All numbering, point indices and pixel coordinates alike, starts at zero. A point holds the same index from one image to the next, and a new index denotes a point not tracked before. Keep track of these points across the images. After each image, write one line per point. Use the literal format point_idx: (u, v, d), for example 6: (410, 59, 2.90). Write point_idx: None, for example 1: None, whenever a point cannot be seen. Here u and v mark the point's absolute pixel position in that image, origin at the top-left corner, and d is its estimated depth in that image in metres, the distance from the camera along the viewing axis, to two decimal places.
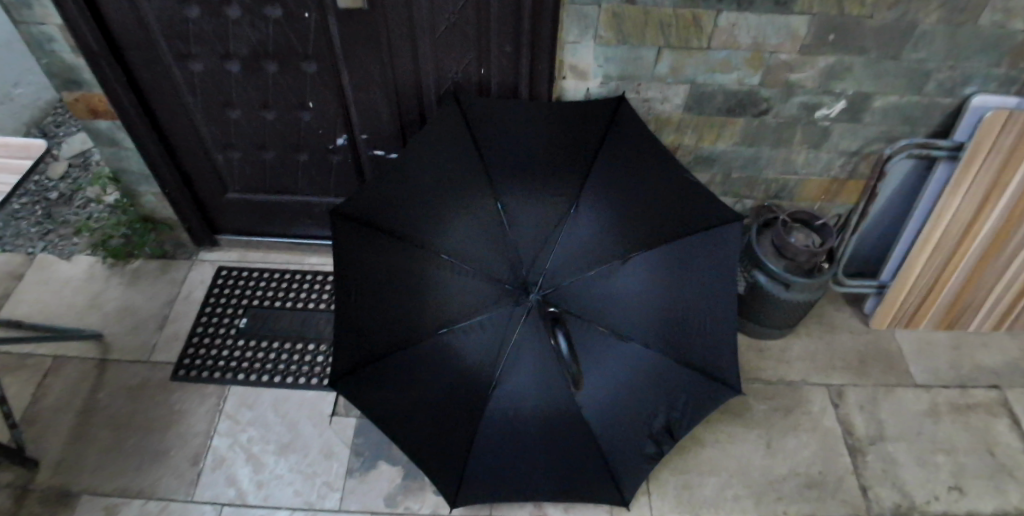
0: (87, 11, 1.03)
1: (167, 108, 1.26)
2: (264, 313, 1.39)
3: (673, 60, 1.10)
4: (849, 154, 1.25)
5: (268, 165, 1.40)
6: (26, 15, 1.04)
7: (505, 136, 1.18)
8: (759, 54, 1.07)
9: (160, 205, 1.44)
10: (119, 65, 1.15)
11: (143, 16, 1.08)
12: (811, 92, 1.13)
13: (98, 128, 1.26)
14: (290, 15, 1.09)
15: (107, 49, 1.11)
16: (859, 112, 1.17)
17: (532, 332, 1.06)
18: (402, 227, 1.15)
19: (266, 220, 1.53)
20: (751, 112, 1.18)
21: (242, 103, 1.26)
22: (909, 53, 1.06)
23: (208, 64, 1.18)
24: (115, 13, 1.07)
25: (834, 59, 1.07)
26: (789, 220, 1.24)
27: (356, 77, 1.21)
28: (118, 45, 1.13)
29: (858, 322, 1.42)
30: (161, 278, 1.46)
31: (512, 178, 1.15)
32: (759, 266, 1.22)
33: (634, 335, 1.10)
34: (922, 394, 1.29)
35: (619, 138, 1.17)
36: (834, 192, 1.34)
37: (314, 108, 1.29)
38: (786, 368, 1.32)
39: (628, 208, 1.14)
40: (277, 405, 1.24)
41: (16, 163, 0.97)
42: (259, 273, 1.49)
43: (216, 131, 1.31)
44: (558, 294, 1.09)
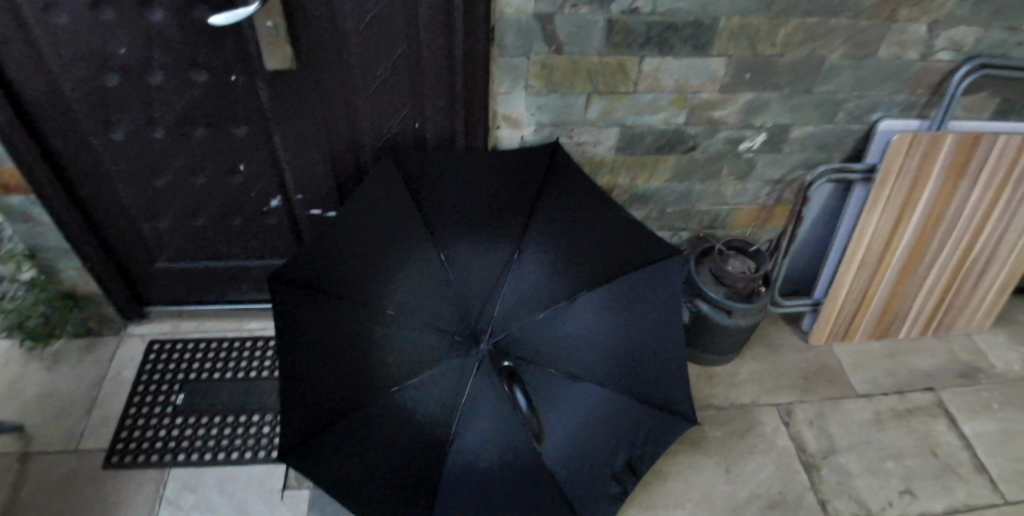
0: None
1: (87, 180, 1.20)
2: (203, 387, 1.31)
3: (603, 106, 1.14)
4: (773, 183, 1.32)
5: (201, 230, 1.35)
6: None
7: (445, 188, 1.18)
8: (682, 96, 1.12)
9: (82, 280, 1.35)
10: (33, 138, 1.08)
11: (58, 87, 1.03)
12: (734, 127, 1.19)
13: (10, 204, 1.17)
14: (217, 79, 1.07)
15: (19, 122, 1.05)
16: (779, 143, 1.24)
17: (486, 384, 1.06)
18: (345, 286, 1.11)
19: (201, 287, 1.46)
20: (680, 150, 1.22)
21: (169, 170, 1.22)
22: (818, 87, 1.14)
23: (130, 132, 1.13)
24: (27, 86, 1.01)
25: (752, 96, 1.14)
26: (724, 249, 1.29)
27: (289, 138, 1.19)
28: (30, 117, 1.06)
29: (799, 339, 1.48)
30: (85, 359, 1.38)
31: (455, 229, 1.15)
32: (701, 295, 1.25)
33: (587, 376, 1.11)
34: (865, 403, 1.35)
35: (558, 182, 1.19)
36: (763, 220, 1.41)
37: (246, 171, 1.25)
38: (736, 392, 1.36)
39: (571, 250, 1.16)
40: (221, 485, 1.16)
41: None
42: (196, 344, 1.41)
43: (143, 199, 1.26)
44: (509, 342, 1.09)
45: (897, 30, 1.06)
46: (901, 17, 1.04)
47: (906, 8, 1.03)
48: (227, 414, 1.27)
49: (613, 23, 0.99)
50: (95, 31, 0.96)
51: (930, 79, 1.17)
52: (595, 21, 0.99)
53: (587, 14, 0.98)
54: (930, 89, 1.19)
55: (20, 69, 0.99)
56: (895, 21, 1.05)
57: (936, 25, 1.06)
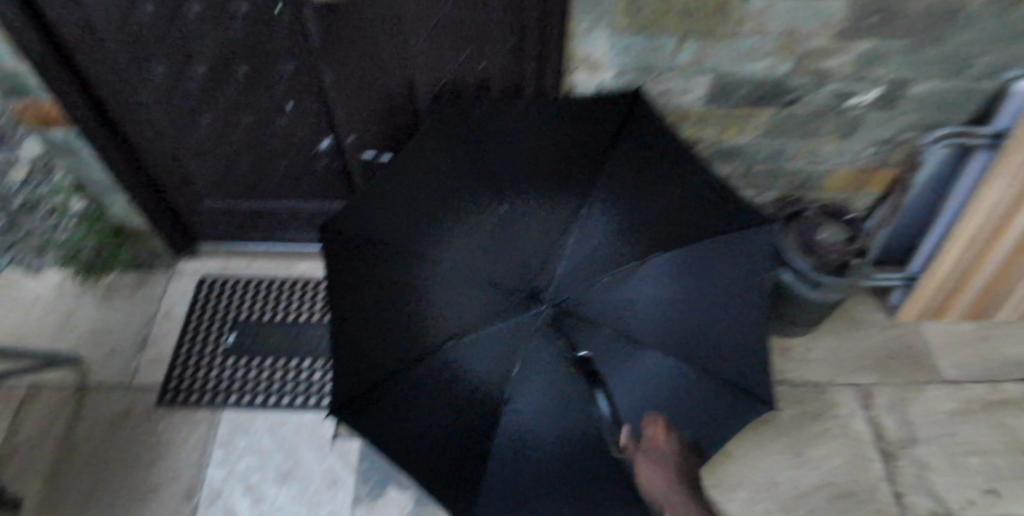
0: (24, 15, 0.90)
1: (129, 115, 1.14)
2: (254, 328, 1.29)
3: (697, 49, 0.98)
4: (879, 144, 1.16)
5: (248, 171, 1.30)
6: None
7: (507, 137, 1.07)
8: (790, 41, 0.96)
9: (131, 216, 1.32)
10: (68, 71, 1.01)
11: (90, 18, 0.95)
12: (845, 80, 1.04)
13: (54, 138, 1.12)
14: (259, 10, 0.97)
15: (50, 51, 0.97)
16: (893, 100, 1.07)
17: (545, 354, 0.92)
18: (397, 238, 1.05)
19: (251, 227, 1.42)
20: (778, 102, 1.08)
21: (212, 109, 1.15)
22: (953, 38, 0.96)
23: (169, 68, 1.05)
24: (56, 15, 0.93)
25: (871, 45, 0.97)
26: (816, 214, 1.16)
27: (339, 76, 1.10)
28: (63, 46, 0.99)
29: (882, 315, 1.35)
30: (137, 295, 1.36)
31: (514, 179, 1.04)
32: (785, 264, 1.14)
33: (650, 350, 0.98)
34: (951, 392, 1.24)
35: (632, 133, 1.05)
36: (861, 183, 1.26)
37: (294, 111, 1.17)
38: (811, 369, 1.26)
39: (642, 210, 1.01)
40: (272, 429, 1.16)
41: None
42: (246, 283, 1.39)
43: (186, 137, 1.20)
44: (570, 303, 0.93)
45: None
46: None
47: None
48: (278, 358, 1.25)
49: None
50: None
51: None
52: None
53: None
54: None
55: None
56: None
57: None
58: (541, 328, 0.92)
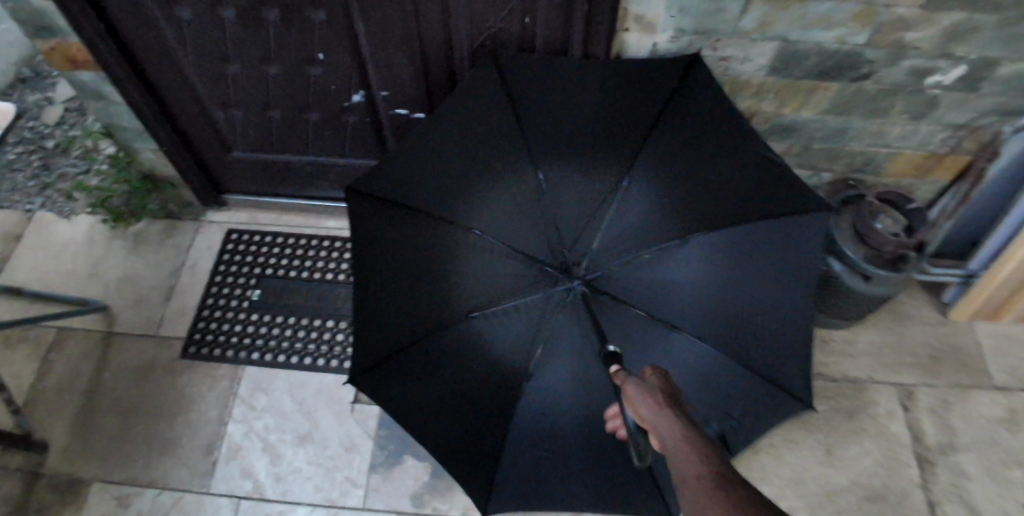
0: None
1: (156, 61, 1.10)
2: (278, 286, 1.28)
3: (764, 13, 0.89)
4: (953, 128, 1.06)
5: (277, 123, 1.26)
6: None
7: (547, 105, 1.01)
8: (869, 9, 0.86)
9: (160, 164, 1.29)
10: (93, 11, 0.98)
11: None
12: (925, 56, 0.94)
13: (82, 80, 1.10)
14: None
15: None
16: (977, 81, 0.97)
17: (571, 333, 0.87)
18: (428, 205, 1.00)
19: (280, 181, 1.40)
20: (847, 77, 0.99)
21: (241, 56, 1.10)
22: None
23: (195, 10, 1.00)
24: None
25: (961, 17, 0.86)
26: (875, 201, 1.08)
27: (373, 27, 1.04)
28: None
29: (933, 312, 1.27)
30: (165, 244, 1.36)
31: (553, 148, 0.97)
32: (835, 253, 1.07)
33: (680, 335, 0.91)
34: (1001, 399, 1.16)
35: (682, 108, 0.98)
36: (928, 169, 1.16)
37: (325, 63, 1.12)
38: (850, 364, 1.20)
39: (687, 187, 0.94)
40: (293, 389, 1.16)
41: None
42: (271, 239, 1.37)
43: (214, 85, 1.16)
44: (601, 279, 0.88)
45: None
46: None
47: None
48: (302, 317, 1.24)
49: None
50: None
51: None
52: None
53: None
54: None
55: None
56: None
57: None
58: (570, 306, 0.87)
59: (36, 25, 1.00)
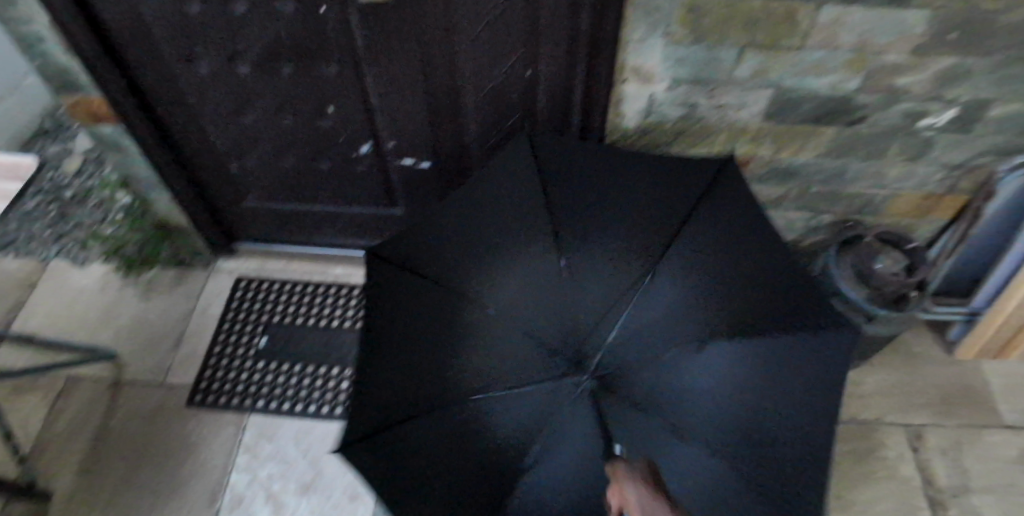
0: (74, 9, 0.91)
1: (174, 113, 1.15)
2: (286, 332, 1.29)
3: (758, 64, 0.92)
4: (950, 168, 1.08)
5: (288, 172, 1.29)
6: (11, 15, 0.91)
7: (582, 172, 0.91)
8: (860, 57, 0.90)
9: (173, 213, 1.33)
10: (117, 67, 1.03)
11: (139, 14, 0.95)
12: (917, 100, 0.97)
13: (102, 133, 1.14)
14: (306, 12, 0.95)
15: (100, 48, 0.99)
16: (969, 123, 0.99)
17: (589, 427, 0.68)
18: (446, 262, 0.86)
19: (289, 228, 1.43)
20: (842, 121, 1.02)
21: (255, 109, 1.14)
22: None
23: (213, 66, 1.05)
24: (103, 10, 0.94)
25: (950, 63, 0.89)
26: (875, 241, 1.09)
27: (381, 79, 1.08)
28: (111, 42, 1.00)
29: (939, 351, 1.26)
30: (175, 290, 1.38)
31: (586, 214, 0.86)
32: (837, 294, 1.08)
33: (704, 471, 0.68)
34: (1013, 438, 1.15)
35: (728, 183, 0.87)
36: (927, 209, 1.18)
37: (335, 114, 1.16)
38: (859, 405, 1.19)
39: (741, 273, 0.77)
40: (299, 436, 1.15)
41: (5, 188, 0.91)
42: (278, 286, 1.39)
43: (228, 136, 1.20)
44: (626, 379, 0.70)
45: None
46: None
47: None
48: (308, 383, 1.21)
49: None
50: None
51: None
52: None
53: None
54: None
55: None
56: None
57: None
58: (575, 389, 0.70)
59: (59, 81, 1.04)
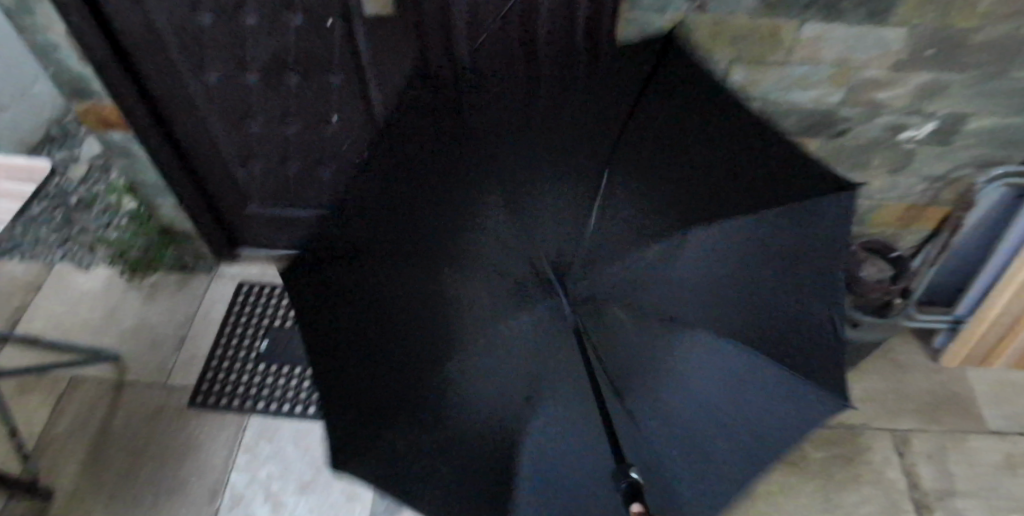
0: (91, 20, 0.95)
1: (183, 119, 1.18)
2: (286, 335, 1.32)
3: (745, 78, 0.96)
4: (931, 180, 1.12)
5: (292, 179, 1.33)
6: (28, 24, 0.95)
7: (629, 94, 0.66)
8: (843, 71, 0.93)
9: (177, 219, 1.36)
10: (128, 75, 1.06)
11: (151, 22, 0.99)
12: (898, 113, 1.00)
13: (111, 140, 1.17)
14: (313, 24, 1.00)
15: (112, 56, 1.02)
16: (949, 135, 1.03)
17: (556, 445, 0.49)
18: (426, 195, 0.57)
19: (291, 235, 1.46)
20: (827, 133, 1.05)
21: (263, 116, 1.18)
22: (1018, 72, 0.91)
23: (223, 73, 1.09)
24: (120, 21, 0.98)
25: (928, 78, 0.93)
26: (861, 250, 1.11)
27: (384, 92, 1.12)
28: (126, 52, 1.04)
29: (925, 359, 1.29)
30: (178, 294, 1.41)
31: (626, 157, 0.60)
32: None
33: (648, 484, 0.48)
34: (997, 444, 1.17)
35: (809, 176, 0.61)
36: (910, 219, 1.21)
37: (339, 123, 1.20)
38: (846, 410, 1.21)
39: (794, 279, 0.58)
40: (298, 437, 1.18)
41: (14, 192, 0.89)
42: (280, 291, 1.42)
43: (234, 142, 1.24)
44: (636, 398, 0.50)
45: None
46: None
47: None
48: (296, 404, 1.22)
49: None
50: None
51: None
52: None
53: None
54: None
55: (115, 1, 0.95)
56: None
57: None
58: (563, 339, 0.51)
59: (75, 88, 1.07)
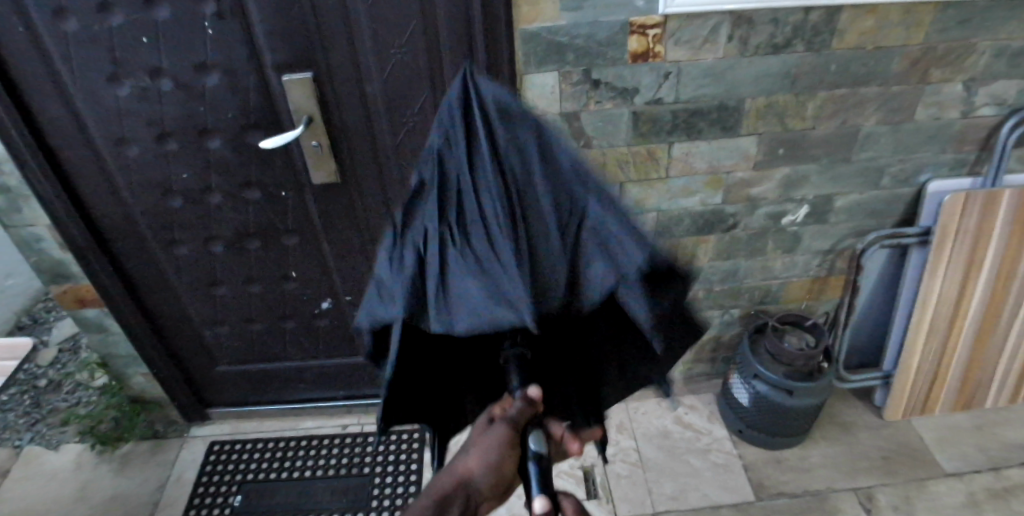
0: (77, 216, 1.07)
1: (158, 295, 1.24)
2: (260, 487, 1.32)
3: (637, 194, 1.12)
4: (823, 253, 1.26)
5: (260, 336, 1.34)
6: (17, 220, 1.06)
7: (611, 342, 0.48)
8: (716, 177, 1.11)
9: (149, 385, 1.38)
10: (107, 259, 1.15)
11: (129, 215, 1.11)
12: (774, 203, 1.17)
13: (87, 316, 1.23)
14: (270, 198, 1.10)
15: (93, 245, 1.12)
16: (824, 214, 1.20)
17: None
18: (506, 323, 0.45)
19: (257, 390, 1.45)
20: (721, 228, 1.19)
21: (228, 280, 1.22)
22: (856, 155, 1.11)
23: (192, 248, 1.16)
24: (103, 214, 1.10)
25: (789, 170, 1.12)
26: (779, 324, 1.23)
27: (338, 246, 1.18)
28: (106, 241, 1.14)
29: (872, 416, 1.38)
30: (150, 462, 1.40)
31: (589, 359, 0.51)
32: (759, 375, 1.19)
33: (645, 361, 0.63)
34: (957, 485, 1.22)
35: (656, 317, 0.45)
36: (818, 291, 1.32)
37: (298, 277, 1.24)
38: (810, 477, 1.25)
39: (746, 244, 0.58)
40: None
41: None
42: (256, 445, 1.42)
43: (196, 310, 1.27)
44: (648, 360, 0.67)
45: (932, 91, 1.04)
46: (933, 78, 1.02)
47: (940, 69, 1.01)
48: (141, 160, 1.02)
49: (574, 123, 1.00)
50: (160, 160, 1.02)
51: (977, 135, 1.12)
52: (544, 79, 0.94)
53: (534, 21, 0.87)
54: (979, 145, 1.14)
55: (97, 199, 1.07)
56: (929, 83, 1.03)
57: (973, 82, 1.04)
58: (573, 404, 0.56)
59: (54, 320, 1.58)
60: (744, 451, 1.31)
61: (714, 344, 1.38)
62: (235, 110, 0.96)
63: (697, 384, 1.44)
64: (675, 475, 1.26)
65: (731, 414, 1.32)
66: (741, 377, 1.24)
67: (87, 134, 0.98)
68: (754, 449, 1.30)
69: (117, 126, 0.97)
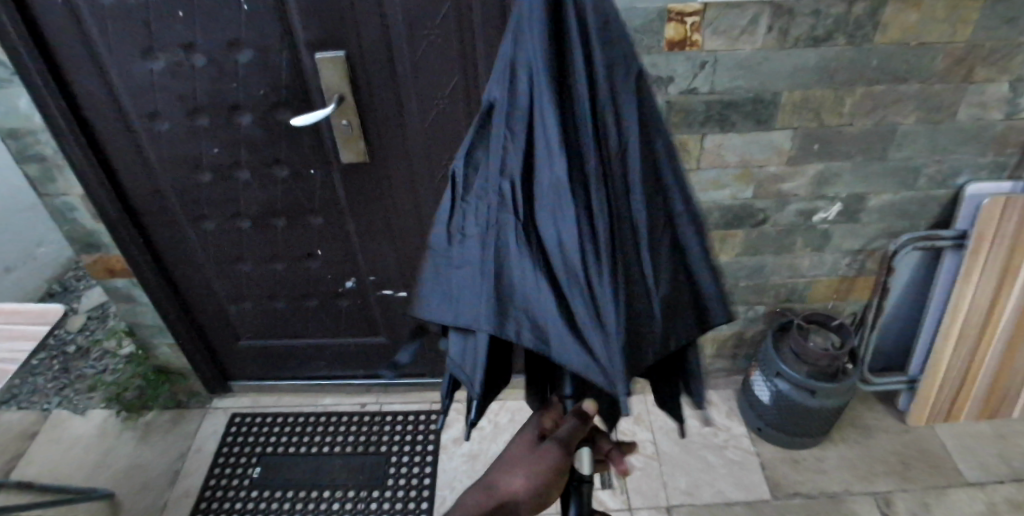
0: (108, 187, 1.08)
1: (184, 268, 1.26)
2: (279, 461, 1.34)
3: None
4: (852, 253, 1.23)
5: (282, 313, 1.36)
6: (51, 189, 1.08)
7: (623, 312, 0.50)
8: (747, 170, 1.09)
9: (173, 356, 1.41)
10: (136, 229, 1.17)
11: (158, 189, 1.12)
12: (805, 200, 1.14)
13: (116, 286, 1.25)
14: (298, 175, 1.10)
15: (123, 215, 1.14)
16: (856, 213, 1.17)
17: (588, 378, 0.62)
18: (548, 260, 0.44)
19: (277, 366, 1.47)
20: (749, 223, 1.17)
21: (253, 256, 1.24)
22: (892, 154, 1.08)
23: (218, 223, 1.18)
24: (133, 186, 1.11)
25: (822, 167, 1.09)
26: (804, 323, 1.21)
27: (362, 227, 1.19)
28: (135, 212, 1.16)
29: (893, 420, 1.36)
30: (172, 431, 1.43)
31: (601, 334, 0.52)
32: (781, 374, 1.18)
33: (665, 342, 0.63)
34: (977, 494, 1.20)
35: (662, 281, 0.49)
36: (845, 291, 1.29)
37: (323, 256, 1.25)
38: (826, 479, 1.24)
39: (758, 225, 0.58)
40: None
41: (20, 350, 1.00)
42: (276, 419, 1.45)
43: (221, 285, 1.29)
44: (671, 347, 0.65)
45: (976, 90, 1.01)
46: (978, 77, 0.99)
47: (985, 68, 0.97)
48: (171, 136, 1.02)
49: None
50: (190, 135, 1.03)
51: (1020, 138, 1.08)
52: None
53: None
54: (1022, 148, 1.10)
55: (129, 171, 1.09)
56: (974, 82, 0.99)
57: (1020, 82, 1.00)
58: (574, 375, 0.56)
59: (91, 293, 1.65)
60: (761, 449, 1.30)
61: (735, 340, 1.36)
62: (266, 87, 0.97)
63: (715, 380, 1.43)
64: (690, 470, 1.25)
65: (750, 412, 1.31)
66: (763, 375, 1.23)
67: (120, 106, 0.99)
68: (771, 448, 1.29)
69: (148, 99, 0.98)
